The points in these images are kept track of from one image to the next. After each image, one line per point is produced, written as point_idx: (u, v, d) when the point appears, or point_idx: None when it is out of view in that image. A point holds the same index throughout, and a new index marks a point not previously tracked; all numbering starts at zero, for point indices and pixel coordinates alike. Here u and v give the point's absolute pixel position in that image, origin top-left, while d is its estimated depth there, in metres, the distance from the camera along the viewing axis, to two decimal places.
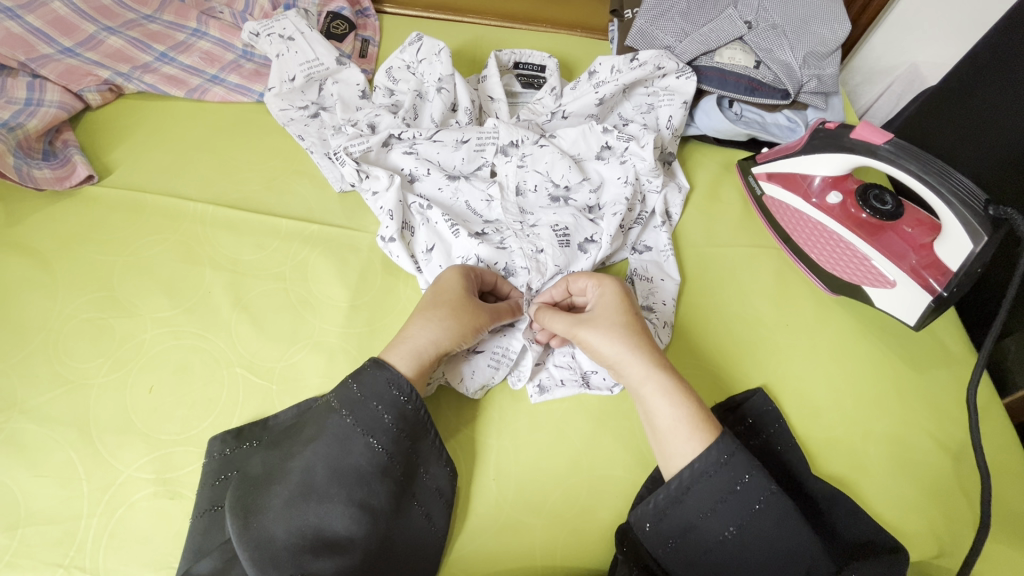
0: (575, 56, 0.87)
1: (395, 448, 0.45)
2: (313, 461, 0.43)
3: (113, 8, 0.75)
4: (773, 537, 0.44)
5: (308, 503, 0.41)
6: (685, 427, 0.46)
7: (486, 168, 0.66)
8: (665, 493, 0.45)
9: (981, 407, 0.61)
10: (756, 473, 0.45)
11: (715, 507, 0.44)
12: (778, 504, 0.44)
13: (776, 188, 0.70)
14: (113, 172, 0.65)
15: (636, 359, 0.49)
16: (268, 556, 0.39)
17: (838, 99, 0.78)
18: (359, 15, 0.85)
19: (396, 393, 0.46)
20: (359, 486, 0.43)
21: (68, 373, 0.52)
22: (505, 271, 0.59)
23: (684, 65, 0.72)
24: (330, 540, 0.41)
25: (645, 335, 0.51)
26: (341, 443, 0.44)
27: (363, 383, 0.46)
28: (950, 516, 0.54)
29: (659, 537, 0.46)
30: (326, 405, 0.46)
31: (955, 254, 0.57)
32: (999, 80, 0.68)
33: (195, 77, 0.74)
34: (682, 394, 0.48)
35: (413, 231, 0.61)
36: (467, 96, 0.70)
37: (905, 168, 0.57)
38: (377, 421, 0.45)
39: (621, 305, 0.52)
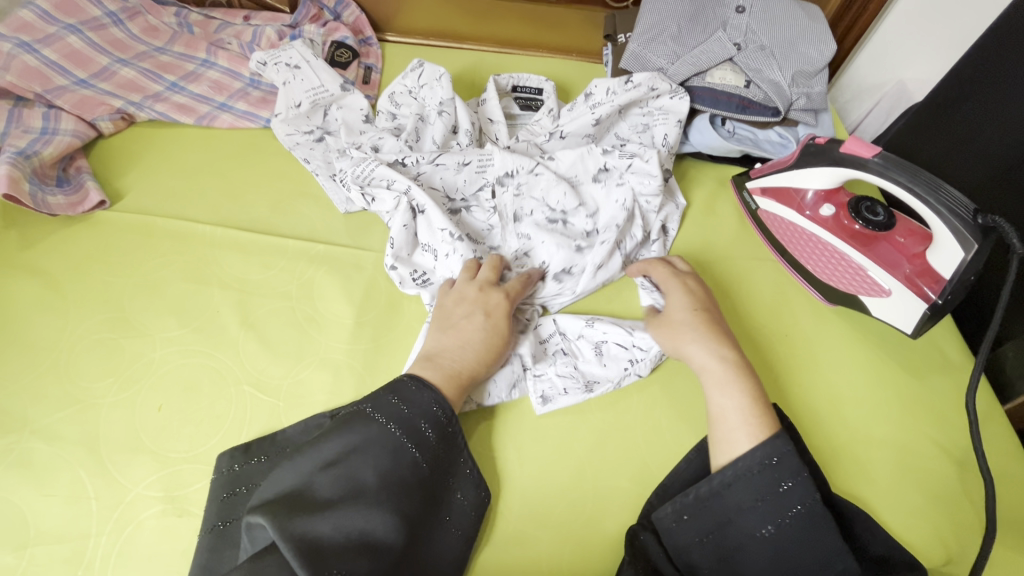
0: (571, 79, 0.90)
1: (434, 463, 0.47)
2: (360, 467, 0.43)
3: (125, 42, 0.79)
4: (811, 543, 0.44)
5: (353, 507, 0.41)
6: (739, 415, 0.49)
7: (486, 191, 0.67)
8: (706, 486, 0.47)
9: (982, 412, 0.61)
10: (799, 480, 0.45)
11: (754, 504, 0.45)
12: (820, 516, 0.44)
13: (771, 203, 0.72)
14: (124, 198, 0.67)
15: (699, 349, 0.54)
16: (316, 554, 0.36)
17: (828, 115, 0.81)
18: (363, 43, 0.89)
19: (438, 411, 0.48)
20: (402, 497, 0.43)
21: (78, 392, 0.53)
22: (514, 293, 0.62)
23: (678, 86, 0.74)
24: (374, 545, 0.40)
25: (708, 323, 0.56)
26: (391, 454, 0.45)
27: (410, 402, 0.48)
28: (956, 522, 0.54)
29: (690, 531, 0.46)
30: (370, 416, 0.46)
31: (947, 262, 0.58)
32: (983, 97, 0.70)
33: (204, 105, 0.76)
34: (737, 384, 0.51)
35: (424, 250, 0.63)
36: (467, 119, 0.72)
37: (896, 181, 0.59)
38: (421, 436, 0.47)
39: (688, 301, 0.58)
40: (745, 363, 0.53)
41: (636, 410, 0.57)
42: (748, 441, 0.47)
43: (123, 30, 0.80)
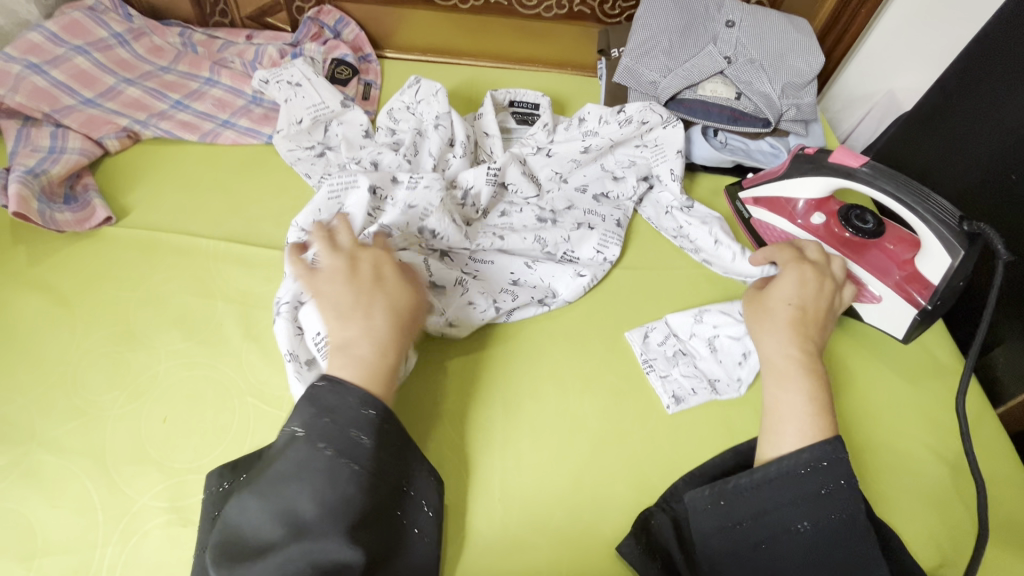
0: (566, 93, 0.92)
1: (379, 473, 0.44)
2: (297, 497, 0.40)
3: (132, 62, 0.82)
4: (842, 544, 0.44)
5: (301, 540, 0.39)
6: (796, 421, 0.50)
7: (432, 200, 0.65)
8: (747, 477, 0.47)
9: (975, 415, 0.62)
10: (846, 488, 0.45)
11: (795, 500, 0.45)
12: (861, 526, 0.44)
13: (763, 212, 0.73)
14: (130, 214, 0.68)
15: (785, 347, 0.54)
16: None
17: (818, 126, 0.83)
18: (362, 60, 0.91)
19: (368, 413, 0.45)
20: (354, 513, 0.41)
21: (85, 406, 0.54)
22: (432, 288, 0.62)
23: (671, 116, 0.75)
24: (329, 570, 0.38)
25: (802, 325, 0.56)
26: (327, 477, 0.41)
27: (335, 413, 0.44)
28: (950, 525, 0.55)
29: (720, 517, 0.47)
30: (296, 437, 0.43)
31: (935, 269, 0.60)
32: (968, 106, 0.72)
33: (207, 122, 0.78)
34: (812, 395, 0.51)
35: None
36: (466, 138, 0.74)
37: (884, 191, 0.61)
38: (354, 445, 0.43)
39: (794, 296, 0.58)
40: (815, 367, 0.53)
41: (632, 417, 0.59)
42: (794, 442, 0.48)
43: (129, 50, 0.83)
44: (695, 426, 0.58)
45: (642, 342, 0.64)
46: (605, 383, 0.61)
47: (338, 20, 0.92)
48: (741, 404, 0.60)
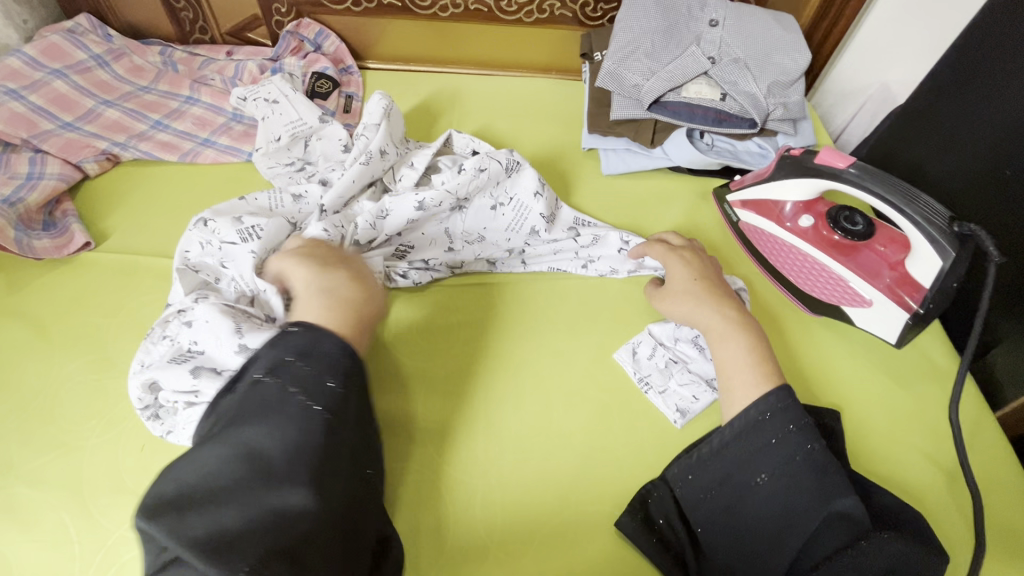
0: (550, 99, 0.91)
1: (339, 421, 0.44)
2: (262, 436, 0.41)
3: (112, 83, 0.82)
4: (804, 488, 0.46)
5: (266, 488, 0.39)
6: (746, 368, 0.53)
7: (243, 264, 0.57)
8: (706, 447, 0.51)
9: (972, 420, 0.60)
10: (795, 429, 0.48)
11: (752, 454, 0.48)
12: (820, 465, 0.46)
13: (751, 215, 0.72)
14: (109, 238, 0.68)
15: (705, 313, 0.58)
16: (219, 545, 0.36)
17: (806, 123, 0.82)
18: (344, 73, 0.91)
19: (335, 362, 0.46)
20: (318, 465, 0.41)
21: (63, 436, 0.53)
22: (239, 347, 0.50)
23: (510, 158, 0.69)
24: (287, 518, 0.38)
25: (709, 288, 0.60)
26: (289, 421, 0.42)
27: (307, 360, 0.45)
28: (947, 534, 0.53)
29: (694, 489, 0.50)
30: (259, 381, 0.44)
31: (926, 272, 0.58)
32: (959, 99, 0.70)
33: (187, 141, 0.78)
34: (759, 351, 0.54)
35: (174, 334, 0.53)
36: (358, 169, 0.67)
37: (871, 192, 0.59)
38: (322, 391, 0.44)
39: (690, 275, 0.62)
40: (746, 319, 0.57)
41: (617, 431, 0.57)
42: (744, 399, 0.51)
43: (109, 71, 0.83)
44: (682, 440, 0.57)
45: (632, 360, 0.62)
46: (588, 396, 0.60)
47: (318, 32, 0.91)
48: None
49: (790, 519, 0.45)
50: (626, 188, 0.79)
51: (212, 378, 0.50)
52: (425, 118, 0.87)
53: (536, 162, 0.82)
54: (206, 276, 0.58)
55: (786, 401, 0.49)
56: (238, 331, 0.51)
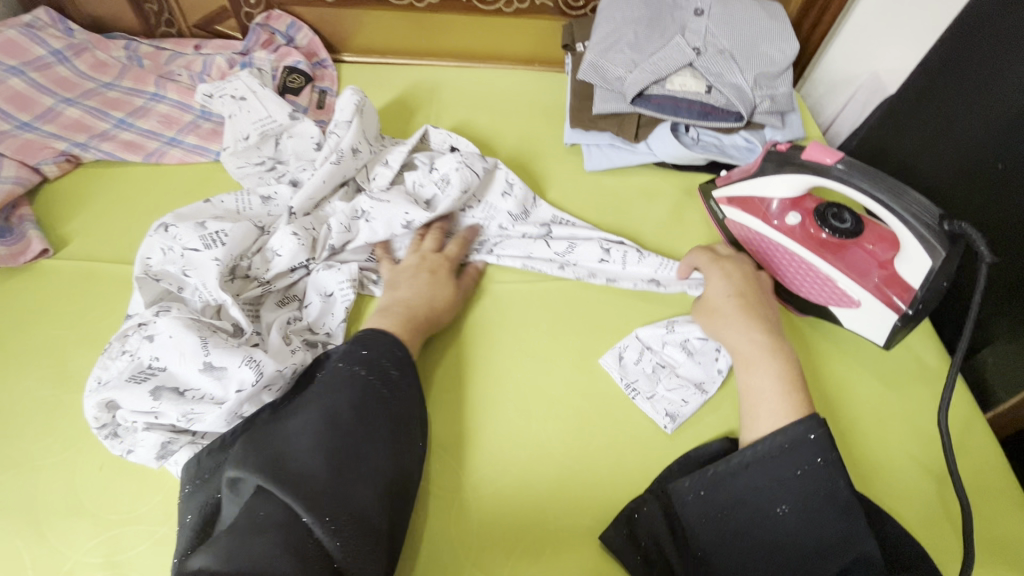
0: (532, 92, 0.88)
1: (406, 400, 0.48)
2: (336, 402, 0.44)
3: (73, 80, 0.79)
4: (825, 524, 0.43)
5: (345, 445, 0.42)
6: (774, 398, 0.50)
7: (207, 273, 0.54)
8: (724, 465, 0.48)
9: (962, 422, 0.59)
10: (828, 462, 0.45)
11: (774, 483, 0.45)
12: (847, 503, 0.43)
13: (736, 212, 0.69)
14: (69, 244, 0.65)
15: (741, 332, 0.55)
16: (309, 493, 0.39)
17: (794, 116, 0.80)
18: (317, 66, 0.87)
19: (397, 350, 0.51)
20: (389, 431, 0.45)
21: (19, 455, 0.51)
22: (205, 365, 0.49)
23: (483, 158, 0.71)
24: (369, 475, 0.42)
25: (747, 308, 0.57)
26: (360, 390, 0.46)
27: (370, 346, 0.50)
28: (937, 542, 0.52)
29: (705, 506, 0.47)
30: (336, 364, 0.48)
31: (916, 272, 0.56)
32: (950, 91, 0.68)
33: (153, 141, 0.75)
34: (791, 377, 0.51)
35: (134, 351, 0.50)
36: (329, 169, 0.64)
37: (858, 188, 0.57)
38: (386, 373, 0.48)
39: (731, 289, 0.59)
40: (778, 343, 0.54)
41: (599, 440, 0.55)
42: (770, 425, 0.48)
43: (69, 67, 0.80)
44: (665, 449, 0.55)
45: (619, 367, 0.60)
46: (569, 404, 0.57)
47: (290, 24, 0.88)
48: (713, 420, 0.57)
49: (803, 554, 0.42)
50: (609, 184, 0.77)
51: (174, 400, 0.48)
52: (402, 113, 0.84)
53: (517, 158, 0.79)
54: (168, 285, 0.55)
55: (818, 432, 0.46)
56: (203, 348, 0.49)
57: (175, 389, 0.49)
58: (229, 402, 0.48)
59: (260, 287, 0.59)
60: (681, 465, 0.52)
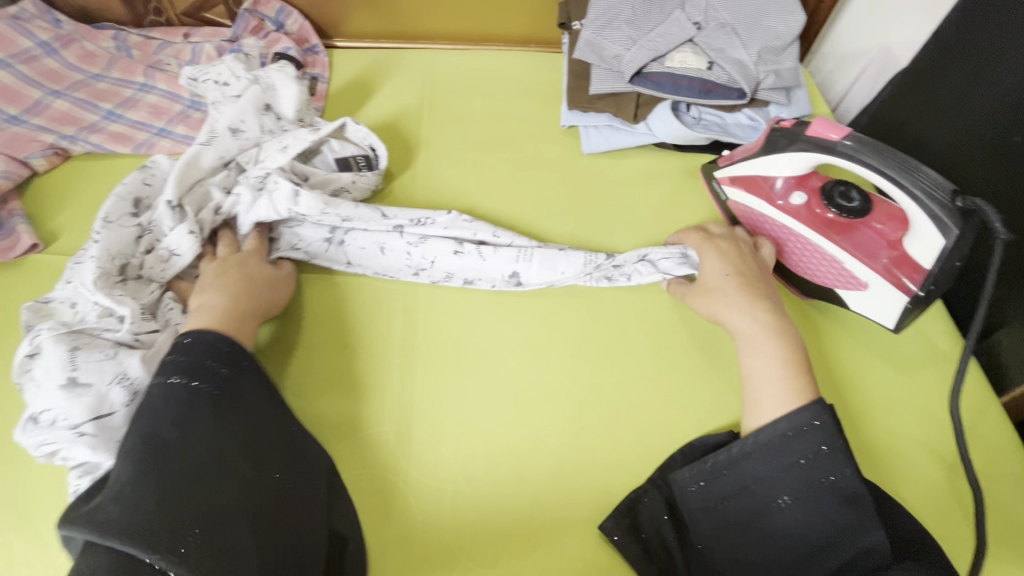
0: (528, 73, 0.86)
1: (239, 399, 0.47)
2: (158, 426, 0.43)
3: (61, 72, 0.78)
4: (827, 515, 0.43)
5: (174, 468, 0.41)
6: (775, 379, 0.49)
7: (83, 274, 0.53)
8: (725, 455, 0.48)
9: (976, 408, 0.57)
10: (832, 451, 0.44)
11: (776, 473, 0.45)
12: (853, 493, 0.43)
13: (739, 192, 0.67)
14: (59, 238, 0.65)
15: (743, 312, 0.54)
16: (132, 527, 0.37)
17: (801, 92, 0.77)
18: (309, 52, 0.85)
19: (220, 344, 0.48)
20: (215, 442, 0.43)
21: (9, 451, 0.51)
22: (69, 381, 0.47)
23: (362, 146, 0.70)
24: (197, 494, 0.40)
25: (746, 286, 0.56)
26: (183, 405, 0.44)
27: (191, 352, 0.47)
28: (947, 532, 0.50)
29: (705, 497, 0.48)
30: (158, 382, 0.45)
31: (927, 251, 0.54)
32: (964, 62, 0.65)
33: (141, 132, 0.74)
34: (792, 361, 0.50)
35: (30, 377, 0.48)
36: (198, 150, 0.62)
37: (867, 165, 0.55)
38: (213, 375, 0.46)
39: (723, 267, 0.58)
40: (783, 324, 0.52)
41: (597, 430, 0.54)
42: (771, 412, 0.48)
43: (58, 59, 0.79)
44: (664, 437, 0.54)
45: None
46: (565, 392, 0.56)
47: (278, 10, 0.86)
48: (714, 408, 0.55)
49: (805, 544, 0.43)
50: (607, 167, 0.75)
51: (33, 429, 0.46)
52: (395, 98, 0.82)
53: (512, 142, 0.77)
54: (57, 303, 0.54)
55: (822, 419, 0.45)
56: (71, 364, 0.47)
57: (33, 417, 0.46)
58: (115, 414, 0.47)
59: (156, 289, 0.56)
60: (686, 451, 0.52)
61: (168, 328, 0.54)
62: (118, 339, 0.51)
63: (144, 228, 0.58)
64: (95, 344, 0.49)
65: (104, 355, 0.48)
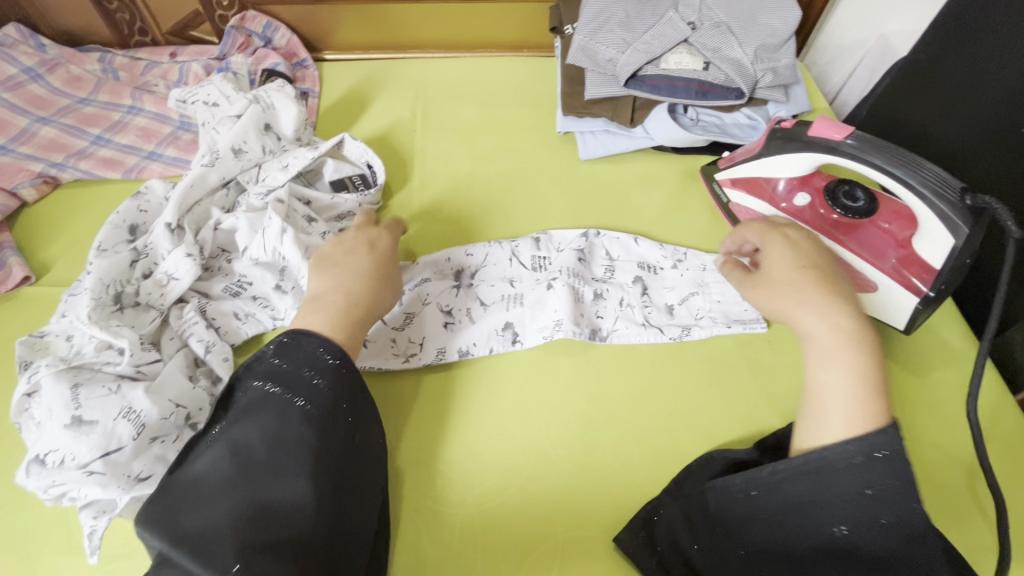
0: (521, 79, 0.84)
1: (333, 412, 0.44)
2: (248, 436, 0.42)
3: (47, 98, 0.77)
4: (889, 555, 0.39)
5: (255, 479, 0.40)
6: (839, 394, 0.44)
7: (78, 306, 0.52)
8: (786, 466, 0.42)
9: (991, 408, 0.56)
10: (906, 484, 0.40)
11: (838, 499, 0.40)
12: (920, 537, 0.39)
13: (742, 195, 0.66)
14: (51, 270, 0.63)
15: (810, 308, 0.48)
16: (204, 538, 0.37)
17: (799, 88, 0.76)
18: (298, 67, 0.84)
19: (324, 355, 0.46)
20: (306, 455, 0.41)
21: (8, 493, 0.49)
22: (73, 420, 0.45)
23: (365, 163, 0.69)
24: (278, 510, 0.39)
25: (818, 279, 0.49)
26: (280, 417, 0.42)
27: (286, 356, 0.45)
28: (970, 538, 0.49)
29: (750, 509, 0.43)
30: (249, 385, 0.45)
31: (937, 251, 0.53)
32: (961, 60, 0.64)
33: (131, 156, 0.73)
34: (865, 372, 0.44)
35: (30, 416, 0.47)
36: (200, 171, 0.61)
37: (872, 164, 0.54)
38: (310, 386, 0.44)
39: (791, 258, 0.51)
40: (863, 331, 0.46)
41: (608, 446, 0.53)
42: (841, 431, 0.42)
43: (44, 85, 0.78)
44: (676, 450, 0.53)
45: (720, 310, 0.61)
46: (574, 409, 0.55)
47: (265, 25, 0.85)
48: (724, 417, 0.54)
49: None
50: (606, 173, 0.74)
51: (39, 471, 0.44)
52: (387, 111, 0.80)
53: (509, 150, 0.76)
54: (55, 337, 0.52)
55: (891, 448, 0.40)
56: (73, 402, 0.45)
57: (38, 459, 0.44)
58: (122, 453, 0.45)
59: (157, 317, 0.55)
60: (707, 464, 0.49)
61: (171, 358, 0.52)
62: (119, 373, 0.49)
63: (138, 253, 0.57)
64: (96, 379, 0.48)
65: (106, 390, 0.47)
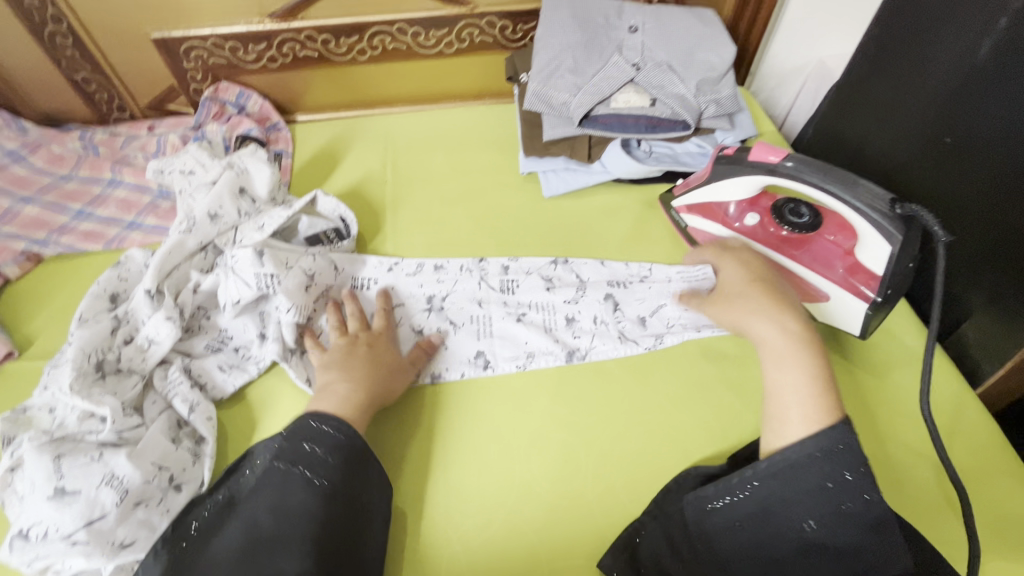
0: (484, 126, 0.89)
1: (337, 482, 0.47)
2: (258, 512, 0.44)
3: (30, 178, 0.80)
4: (853, 543, 0.42)
5: (263, 553, 0.42)
6: (797, 391, 0.49)
7: (61, 377, 0.53)
8: (750, 471, 0.46)
9: (952, 404, 0.58)
10: (859, 472, 0.44)
11: (802, 494, 0.44)
12: (882, 528, 0.43)
13: (698, 219, 0.69)
14: (35, 343, 0.65)
15: (762, 318, 0.55)
16: None
17: (742, 115, 0.82)
18: (270, 130, 0.88)
19: (327, 429, 0.49)
20: (310, 525, 0.44)
21: None
22: (56, 492, 0.46)
23: (337, 215, 0.72)
24: None
25: (771, 292, 0.57)
26: (286, 490, 0.45)
27: (290, 436, 0.48)
28: (944, 534, 0.50)
29: (727, 517, 0.46)
30: (256, 463, 0.47)
31: (878, 258, 0.56)
32: (886, 82, 0.70)
33: (113, 227, 0.75)
34: (816, 370, 0.51)
35: (14, 490, 0.48)
36: (177, 239, 0.63)
37: (809, 182, 0.58)
38: (318, 460, 0.47)
39: (748, 274, 0.60)
40: (810, 334, 0.53)
41: (587, 473, 0.54)
42: (799, 429, 0.47)
43: (27, 166, 0.82)
44: (653, 471, 0.54)
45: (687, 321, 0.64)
46: (553, 440, 0.56)
47: (238, 93, 0.89)
48: (698, 435, 0.56)
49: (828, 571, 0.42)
50: (570, 207, 0.77)
51: (23, 546, 0.44)
52: (358, 165, 0.84)
53: (476, 193, 0.80)
54: (38, 410, 0.53)
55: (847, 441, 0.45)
56: (56, 473, 0.46)
57: (22, 533, 0.45)
58: (105, 521, 0.45)
59: (138, 381, 0.56)
60: (683, 481, 0.51)
61: (153, 421, 0.53)
62: (102, 441, 0.50)
63: (119, 320, 0.59)
64: (79, 449, 0.49)
65: (88, 458, 0.48)
